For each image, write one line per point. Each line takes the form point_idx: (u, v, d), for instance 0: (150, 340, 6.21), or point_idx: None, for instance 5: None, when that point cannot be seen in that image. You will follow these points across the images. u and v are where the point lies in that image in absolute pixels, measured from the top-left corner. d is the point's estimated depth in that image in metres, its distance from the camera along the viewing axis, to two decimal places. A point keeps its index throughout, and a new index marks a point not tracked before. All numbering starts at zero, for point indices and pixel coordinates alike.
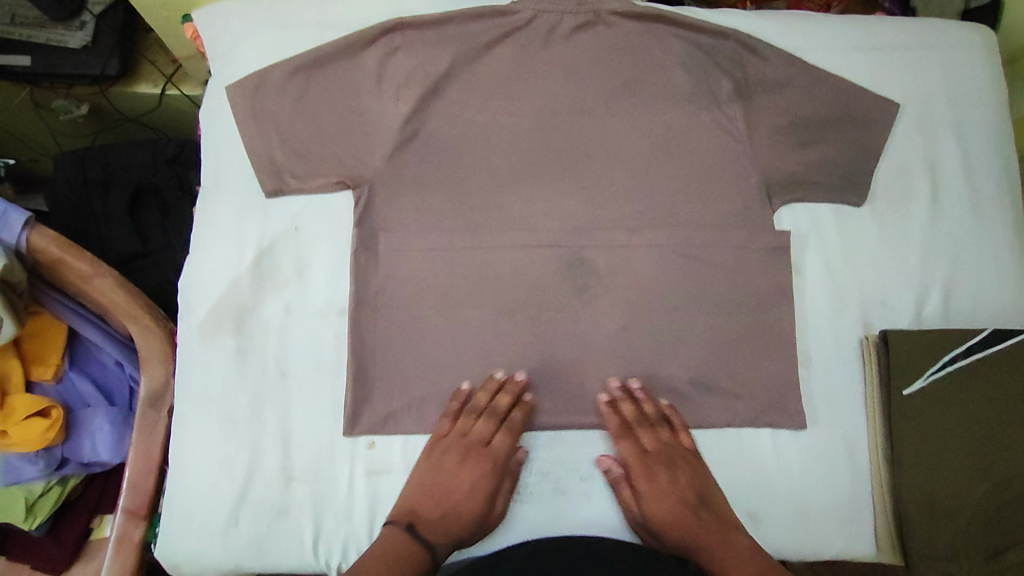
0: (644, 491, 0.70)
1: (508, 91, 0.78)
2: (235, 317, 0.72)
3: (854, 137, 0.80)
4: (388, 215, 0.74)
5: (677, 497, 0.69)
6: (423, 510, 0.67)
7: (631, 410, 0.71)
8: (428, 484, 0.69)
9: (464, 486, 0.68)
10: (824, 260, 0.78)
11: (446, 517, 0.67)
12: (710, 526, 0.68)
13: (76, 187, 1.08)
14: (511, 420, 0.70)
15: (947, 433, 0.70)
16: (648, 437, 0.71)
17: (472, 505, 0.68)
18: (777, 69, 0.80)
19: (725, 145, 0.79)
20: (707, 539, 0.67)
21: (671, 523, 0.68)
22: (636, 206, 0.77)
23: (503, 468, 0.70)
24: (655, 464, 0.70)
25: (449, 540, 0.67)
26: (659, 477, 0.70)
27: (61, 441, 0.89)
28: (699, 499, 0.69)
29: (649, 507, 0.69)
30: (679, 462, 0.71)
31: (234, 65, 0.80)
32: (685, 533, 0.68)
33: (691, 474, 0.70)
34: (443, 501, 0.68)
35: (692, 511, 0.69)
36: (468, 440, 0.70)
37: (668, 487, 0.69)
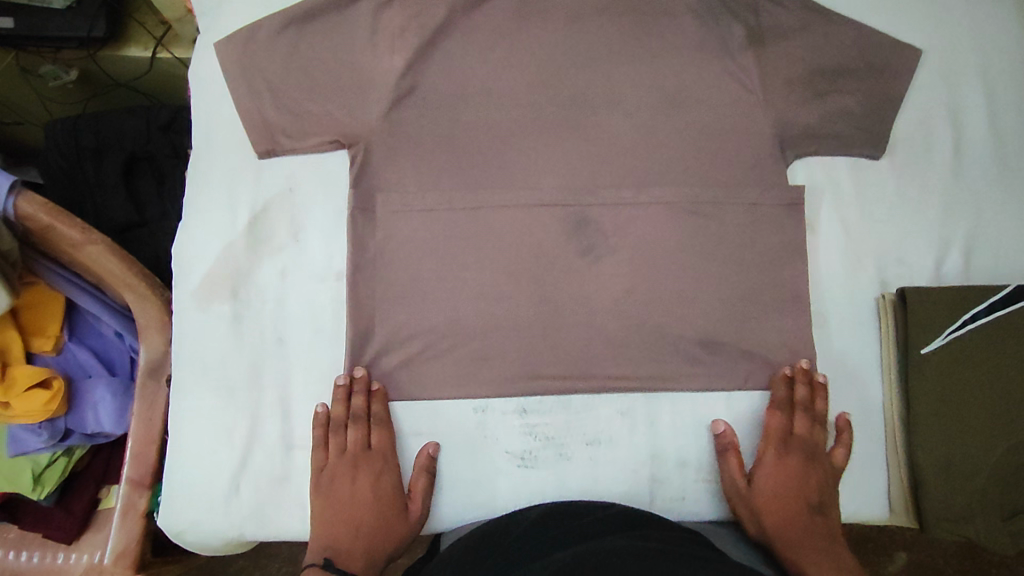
0: (762, 475, 0.68)
1: (508, 42, 0.75)
2: (230, 282, 0.70)
3: (872, 86, 0.76)
4: (386, 175, 0.72)
5: (795, 494, 0.67)
6: (339, 539, 0.65)
7: (801, 394, 0.69)
8: (329, 507, 0.66)
9: (367, 501, 0.67)
10: (840, 215, 0.75)
11: (371, 541, 0.66)
12: (820, 532, 0.66)
13: (69, 156, 1.06)
14: (375, 416, 0.68)
15: (965, 393, 0.67)
16: (801, 420, 0.69)
17: (375, 518, 0.66)
18: (794, 14, 0.75)
19: (736, 97, 0.75)
20: (806, 543, 0.64)
21: (787, 519, 0.66)
22: (643, 162, 0.74)
23: (390, 468, 0.68)
24: (792, 453, 0.69)
25: (365, 562, 0.65)
26: (790, 465, 0.68)
27: (63, 412, 0.89)
28: (821, 502, 0.67)
29: (765, 492, 0.67)
30: (817, 462, 0.69)
31: (222, 20, 0.77)
32: (789, 531, 0.65)
33: (823, 477, 0.68)
34: (352, 523, 0.66)
35: (807, 511, 0.66)
36: (349, 454, 0.68)
37: (798, 479, 0.68)
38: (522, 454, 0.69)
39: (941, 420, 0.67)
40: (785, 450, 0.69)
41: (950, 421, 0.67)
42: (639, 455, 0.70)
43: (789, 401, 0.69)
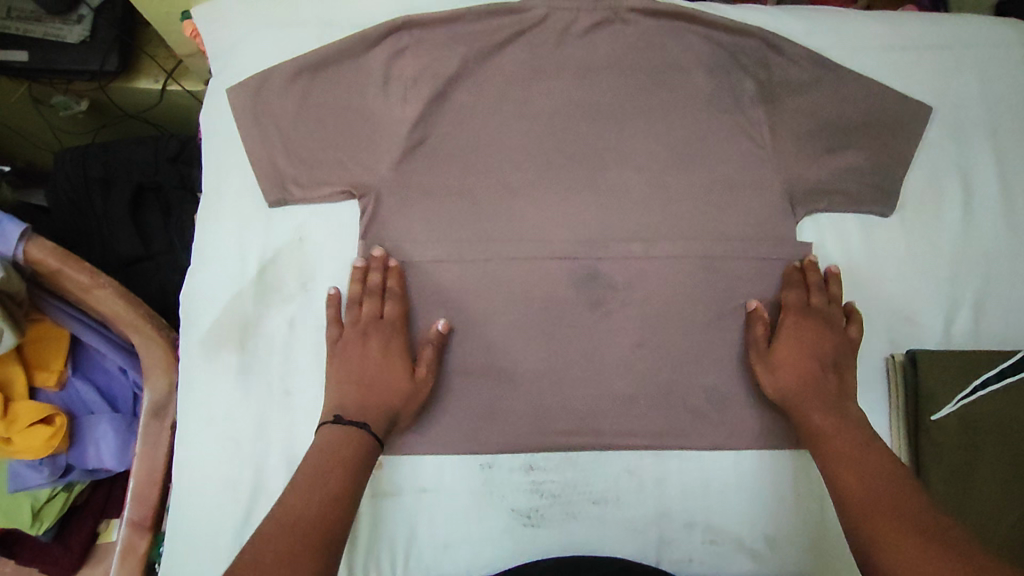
0: (784, 334, 0.70)
1: (521, 93, 0.75)
2: (238, 332, 0.70)
3: (883, 143, 0.76)
4: (396, 225, 0.72)
5: (810, 355, 0.69)
6: (347, 398, 0.65)
7: (814, 277, 0.71)
8: (344, 372, 0.66)
9: (374, 365, 0.67)
10: (849, 273, 0.75)
11: (372, 399, 0.65)
12: (834, 390, 0.67)
13: (77, 186, 1.06)
14: (391, 291, 0.69)
15: (975, 458, 0.67)
16: (820, 297, 0.71)
17: (389, 384, 0.66)
18: (803, 69, 0.76)
19: (747, 151, 0.75)
20: (812, 393, 0.67)
21: (803, 379, 0.68)
22: (653, 216, 0.74)
23: (398, 335, 0.69)
24: (812, 320, 0.70)
25: (382, 416, 0.65)
26: (808, 331, 0.70)
27: (65, 448, 0.89)
28: (835, 363, 0.69)
29: (780, 355, 0.69)
30: (835, 326, 0.70)
31: (236, 65, 0.77)
32: (798, 385, 0.67)
33: (837, 341, 0.70)
34: (362, 382, 0.66)
35: (822, 370, 0.68)
36: (361, 324, 0.68)
37: (812, 342, 0.69)
38: (528, 512, 0.68)
39: (950, 484, 0.67)
40: (797, 319, 0.70)
41: (959, 488, 0.67)
42: (646, 515, 0.69)
43: (802, 281, 0.72)
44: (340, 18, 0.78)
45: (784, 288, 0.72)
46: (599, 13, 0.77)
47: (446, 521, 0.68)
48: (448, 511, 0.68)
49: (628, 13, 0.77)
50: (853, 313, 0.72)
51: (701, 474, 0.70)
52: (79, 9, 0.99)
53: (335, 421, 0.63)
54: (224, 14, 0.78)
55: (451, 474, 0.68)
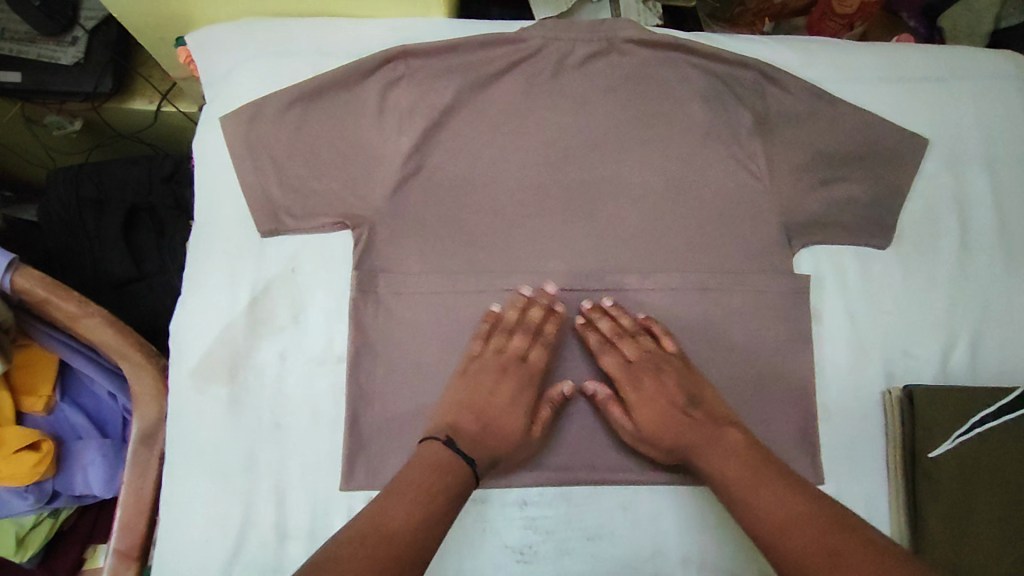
0: (634, 402, 0.67)
1: (516, 124, 0.75)
2: (229, 364, 0.69)
3: (880, 175, 0.76)
4: (390, 255, 0.71)
5: (671, 402, 0.66)
6: (462, 426, 0.63)
7: (608, 323, 0.70)
8: (466, 403, 0.65)
9: (500, 405, 0.66)
10: (846, 306, 0.74)
11: (483, 436, 0.63)
12: (703, 424, 0.65)
13: (69, 207, 1.05)
14: (544, 336, 0.69)
15: (975, 497, 0.66)
16: (632, 347, 0.69)
17: (505, 422, 0.65)
18: (799, 102, 0.76)
19: (743, 183, 0.75)
20: (693, 436, 0.64)
21: (664, 430, 0.65)
22: (649, 247, 0.74)
23: (533, 386, 0.68)
24: (641, 365, 0.68)
25: (488, 455, 0.63)
26: (646, 384, 0.67)
27: (52, 474, 0.87)
28: (693, 399, 0.66)
29: (642, 416, 0.66)
30: (668, 363, 0.68)
31: (230, 93, 0.77)
32: (668, 434, 0.65)
33: (681, 375, 0.68)
34: (481, 415, 0.65)
35: (680, 412, 0.66)
36: (503, 356, 0.68)
37: (659, 396, 0.67)
38: (522, 549, 0.67)
39: (948, 522, 0.66)
40: (646, 364, 0.68)
41: (959, 528, 0.66)
42: (641, 553, 0.68)
43: (602, 336, 0.70)
44: (336, 46, 0.78)
45: (582, 330, 0.71)
46: (595, 44, 0.77)
47: (439, 557, 0.67)
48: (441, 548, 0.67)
49: (624, 44, 0.77)
50: (652, 327, 0.70)
51: (697, 510, 0.69)
52: (74, 30, 0.98)
53: (444, 441, 0.61)
54: (219, 42, 0.78)
55: None
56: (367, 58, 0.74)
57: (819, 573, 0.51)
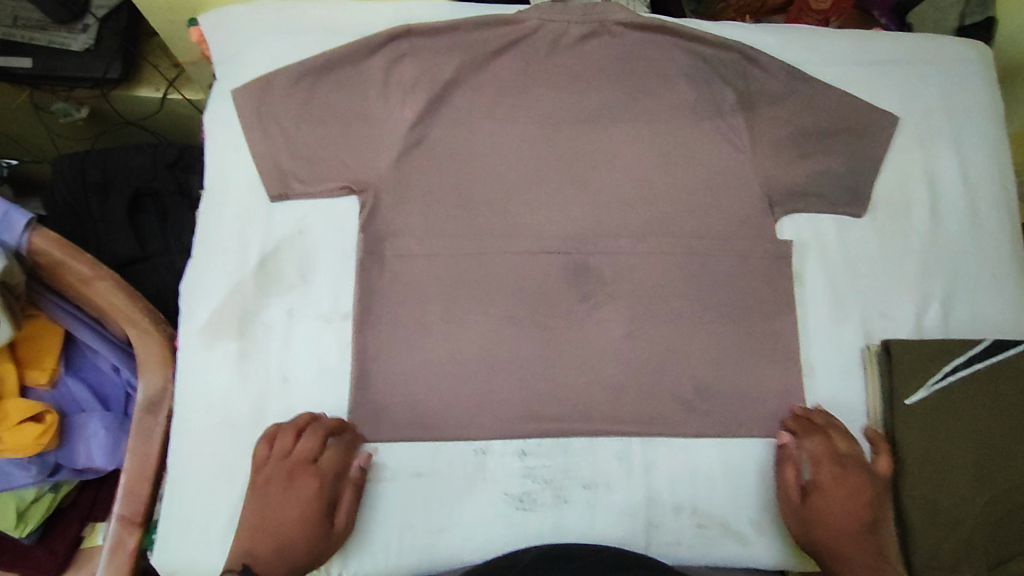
0: (823, 491, 0.67)
1: (514, 98, 0.80)
2: (237, 321, 0.72)
3: (853, 149, 0.82)
4: (394, 221, 0.75)
5: (856, 511, 0.66)
6: (259, 549, 0.62)
7: (819, 420, 0.71)
8: (259, 513, 0.63)
9: (294, 510, 0.63)
10: (826, 269, 0.78)
11: (286, 550, 0.62)
12: (876, 553, 0.64)
13: (75, 190, 1.08)
14: (342, 436, 0.67)
15: (950, 441, 0.69)
16: (842, 441, 0.69)
17: (290, 535, 0.62)
18: (778, 81, 0.82)
19: (727, 155, 0.80)
20: (872, 562, 0.63)
21: (840, 535, 0.65)
22: (640, 214, 0.78)
23: (332, 483, 0.65)
24: (851, 470, 0.67)
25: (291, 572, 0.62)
26: (850, 482, 0.67)
27: (54, 446, 0.88)
28: (874, 521, 0.66)
29: (820, 500, 0.67)
30: (867, 477, 0.67)
31: (241, 69, 0.81)
32: (851, 549, 0.64)
33: (875, 497, 0.67)
34: (274, 531, 0.62)
35: (864, 529, 0.65)
36: (291, 461, 0.64)
37: (854, 501, 0.66)
38: (521, 497, 0.70)
39: (926, 466, 0.69)
40: (853, 470, 0.67)
41: (934, 469, 0.69)
42: (636, 500, 0.70)
43: (817, 427, 0.70)
44: (342, 25, 0.82)
45: (805, 436, 0.70)
46: (588, 25, 0.82)
47: (441, 503, 0.69)
48: (442, 494, 0.69)
49: (614, 26, 0.82)
50: (883, 452, 0.70)
51: (689, 460, 0.72)
52: (85, 18, 1.02)
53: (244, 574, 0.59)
54: (232, 22, 0.82)
55: (447, 458, 0.70)
56: (372, 36, 0.78)
57: None
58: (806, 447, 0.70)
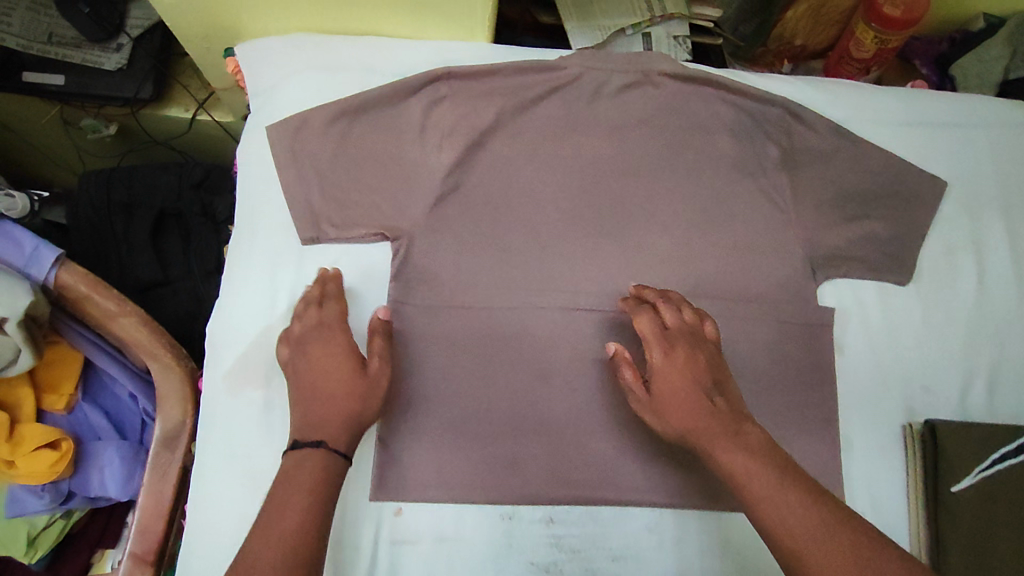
0: (655, 371, 0.63)
1: (553, 147, 0.78)
2: (265, 369, 0.70)
3: (898, 213, 0.80)
4: (426, 268, 0.73)
5: (695, 382, 0.62)
6: (308, 414, 0.62)
7: (649, 292, 0.69)
8: (299, 387, 0.64)
9: (320, 366, 0.63)
10: (867, 339, 0.76)
11: (331, 405, 0.61)
12: (725, 415, 0.60)
13: (99, 209, 1.07)
14: (319, 297, 0.68)
15: (997, 531, 0.67)
16: (671, 314, 0.66)
17: (332, 390, 0.62)
18: (824, 140, 0.80)
19: (769, 215, 0.78)
20: (722, 432, 0.59)
21: (690, 413, 0.60)
22: (677, 275, 0.76)
23: (344, 334, 0.66)
24: (677, 341, 0.64)
25: (343, 419, 0.61)
26: (678, 351, 0.63)
27: (69, 474, 0.87)
28: (716, 384, 0.62)
29: (657, 385, 0.63)
30: (699, 346, 0.64)
31: (277, 106, 0.80)
32: (695, 422, 0.60)
33: (711, 361, 0.64)
34: (313, 392, 0.62)
35: (705, 395, 0.61)
36: (310, 328, 0.66)
37: (689, 368, 0.62)
38: (547, 566, 0.68)
39: (969, 556, 0.67)
40: (685, 339, 0.64)
41: (977, 560, 0.67)
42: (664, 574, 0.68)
43: (640, 305, 0.67)
44: (381, 65, 0.80)
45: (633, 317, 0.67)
46: (632, 74, 0.79)
47: (464, 570, 0.67)
48: (467, 561, 0.67)
49: (659, 76, 0.80)
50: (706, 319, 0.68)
51: (719, 532, 0.70)
52: (119, 37, 1.01)
53: (322, 447, 0.60)
54: (269, 56, 0.81)
55: (474, 522, 0.68)
56: (412, 77, 0.77)
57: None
58: (637, 332, 0.66)
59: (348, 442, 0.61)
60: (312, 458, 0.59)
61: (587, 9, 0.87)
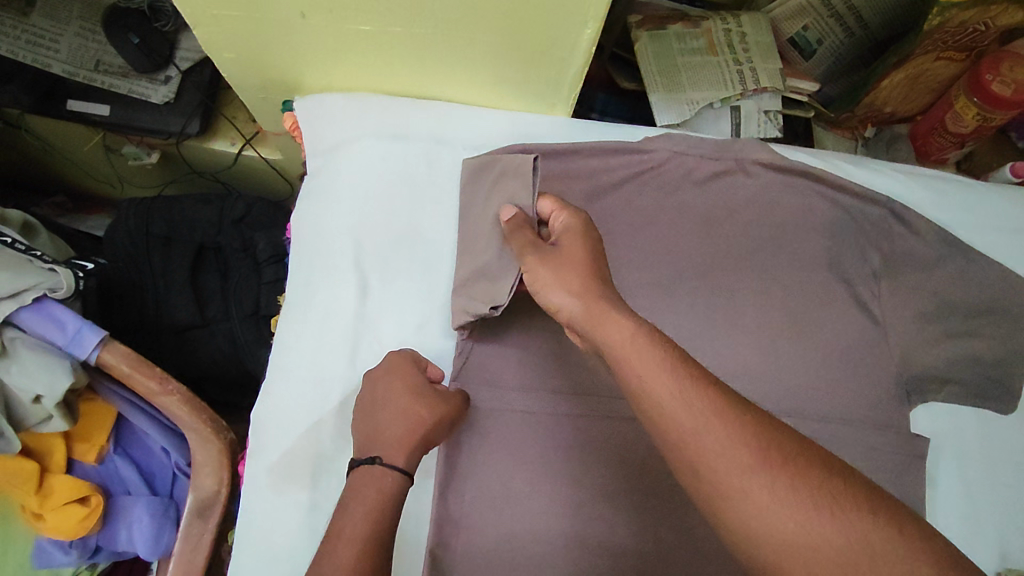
0: (544, 262, 0.59)
1: (633, 240, 0.72)
2: (312, 469, 0.65)
3: (1010, 333, 0.71)
4: (489, 367, 0.69)
5: (591, 271, 0.56)
6: (389, 434, 0.57)
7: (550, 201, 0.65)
8: (369, 420, 0.59)
9: (398, 396, 0.59)
10: (960, 472, 0.71)
11: (409, 428, 0.57)
12: (614, 299, 0.54)
13: (137, 242, 1.03)
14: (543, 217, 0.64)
15: None
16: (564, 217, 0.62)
17: (410, 410, 0.58)
18: (928, 246, 0.72)
19: (863, 328, 0.72)
20: (604, 315, 0.52)
21: (579, 296, 0.54)
22: (761, 389, 0.70)
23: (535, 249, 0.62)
24: (571, 236, 0.60)
25: (418, 448, 0.57)
26: (571, 246, 0.59)
27: (96, 529, 0.82)
28: (607, 274, 0.57)
29: (548, 275, 0.57)
30: (591, 240, 0.59)
31: (338, 170, 0.74)
32: (581, 310, 0.54)
33: (602, 253, 0.59)
34: (390, 409, 0.58)
35: (594, 279, 0.55)
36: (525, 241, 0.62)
37: (578, 255, 0.58)
38: None
39: None
40: (579, 230, 0.60)
41: None
42: None
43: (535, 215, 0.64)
44: (452, 136, 0.76)
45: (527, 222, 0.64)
46: (723, 163, 0.73)
47: None
48: None
49: (752, 164, 0.74)
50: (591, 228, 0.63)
51: None
52: (168, 70, 0.97)
53: (377, 462, 0.55)
54: (332, 112, 0.75)
55: None
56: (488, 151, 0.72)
57: (757, 474, 0.42)
58: (527, 231, 0.62)
59: (407, 461, 0.56)
60: (371, 479, 0.54)
61: (674, 79, 0.85)
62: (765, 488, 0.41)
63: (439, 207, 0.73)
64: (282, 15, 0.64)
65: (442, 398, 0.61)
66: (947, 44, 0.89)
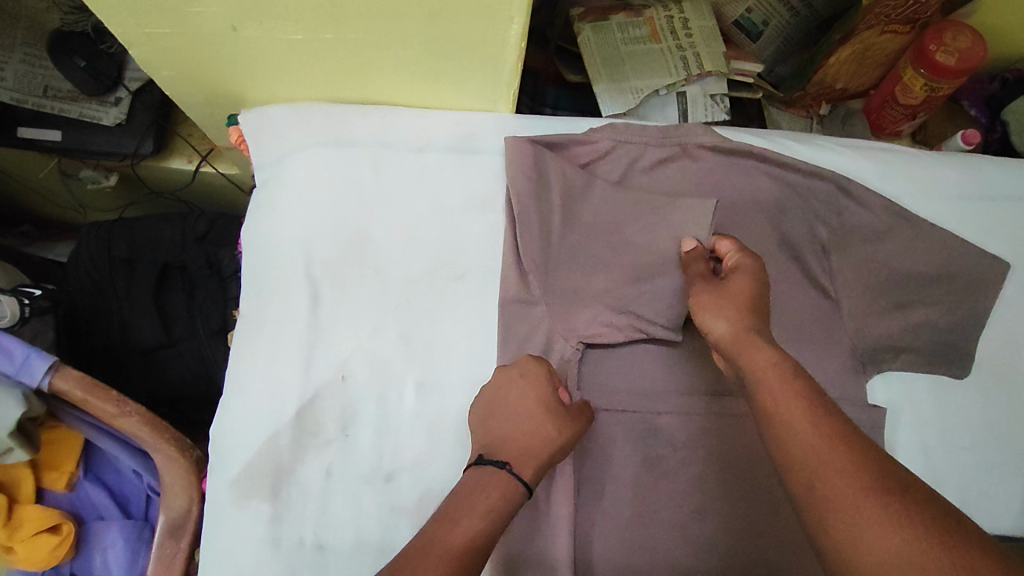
0: (705, 292, 0.62)
1: (585, 231, 0.72)
2: (272, 481, 0.65)
3: (960, 298, 0.73)
4: (448, 368, 0.69)
5: (752, 305, 0.60)
6: (523, 445, 0.59)
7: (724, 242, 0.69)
8: (501, 424, 0.61)
9: (533, 409, 0.61)
10: (920, 439, 0.71)
11: (538, 445, 0.59)
12: (763, 332, 0.57)
13: (100, 266, 1.02)
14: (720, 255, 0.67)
15: None
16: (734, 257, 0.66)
17: (542, 424, 0.60)
18: (875, 217, 0.73)
19: (816, 304, 0.72)
20: (746, 343, 0.56)
21: (731, 323, 0.58)
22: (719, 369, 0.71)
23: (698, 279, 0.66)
24: (742, 272, 0.63)
25: (541, 463, 0.59)
26: (736, 279, 0.62)
27: (70, 557, 0.81)
28: (763, 312, 0.60)
29: (709, 301, 0.61)
30: (760, 280, 0.62)
31: (284, 180, 0.74)
32: (728, 338, 0.58)
33: (766, 294, 0.62)
34: (526, 418, 0.61)
35: (753, 313, 0.59)
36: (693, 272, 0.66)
37: (739, 289, 0.61)
38: None
39: None
40: (751, 269, 0.63)
41: None
42: None
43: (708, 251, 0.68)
44: (395, 139, 0.76)
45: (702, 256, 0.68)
46: (667, 149, 0.74)
47: None
48: None
49: (696, 149, 0.74)
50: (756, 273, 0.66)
51: None
52: (117, 91, 0.96)
53: (506, 469, 0.57)
54: (275, 124, 0.75)
55: None
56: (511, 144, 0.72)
57: (874, 509, 0.43)
58: (700, 262, 0.67)
59: (531, 474, 0.58)
60: (496, 484, 0.56)
61: (617, 68, 0.85)
62: (874, 519, 0.42)
63: (387, 211, 0.73)
64: (213, 29, 0.63)
65: (571, 419, 0.62)
66: (890, 17, 0.90)
